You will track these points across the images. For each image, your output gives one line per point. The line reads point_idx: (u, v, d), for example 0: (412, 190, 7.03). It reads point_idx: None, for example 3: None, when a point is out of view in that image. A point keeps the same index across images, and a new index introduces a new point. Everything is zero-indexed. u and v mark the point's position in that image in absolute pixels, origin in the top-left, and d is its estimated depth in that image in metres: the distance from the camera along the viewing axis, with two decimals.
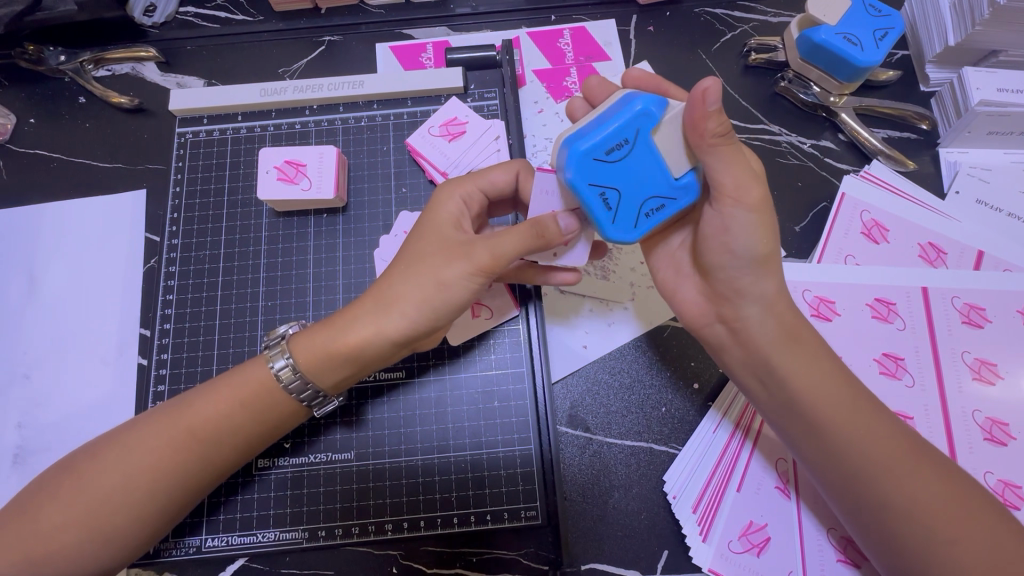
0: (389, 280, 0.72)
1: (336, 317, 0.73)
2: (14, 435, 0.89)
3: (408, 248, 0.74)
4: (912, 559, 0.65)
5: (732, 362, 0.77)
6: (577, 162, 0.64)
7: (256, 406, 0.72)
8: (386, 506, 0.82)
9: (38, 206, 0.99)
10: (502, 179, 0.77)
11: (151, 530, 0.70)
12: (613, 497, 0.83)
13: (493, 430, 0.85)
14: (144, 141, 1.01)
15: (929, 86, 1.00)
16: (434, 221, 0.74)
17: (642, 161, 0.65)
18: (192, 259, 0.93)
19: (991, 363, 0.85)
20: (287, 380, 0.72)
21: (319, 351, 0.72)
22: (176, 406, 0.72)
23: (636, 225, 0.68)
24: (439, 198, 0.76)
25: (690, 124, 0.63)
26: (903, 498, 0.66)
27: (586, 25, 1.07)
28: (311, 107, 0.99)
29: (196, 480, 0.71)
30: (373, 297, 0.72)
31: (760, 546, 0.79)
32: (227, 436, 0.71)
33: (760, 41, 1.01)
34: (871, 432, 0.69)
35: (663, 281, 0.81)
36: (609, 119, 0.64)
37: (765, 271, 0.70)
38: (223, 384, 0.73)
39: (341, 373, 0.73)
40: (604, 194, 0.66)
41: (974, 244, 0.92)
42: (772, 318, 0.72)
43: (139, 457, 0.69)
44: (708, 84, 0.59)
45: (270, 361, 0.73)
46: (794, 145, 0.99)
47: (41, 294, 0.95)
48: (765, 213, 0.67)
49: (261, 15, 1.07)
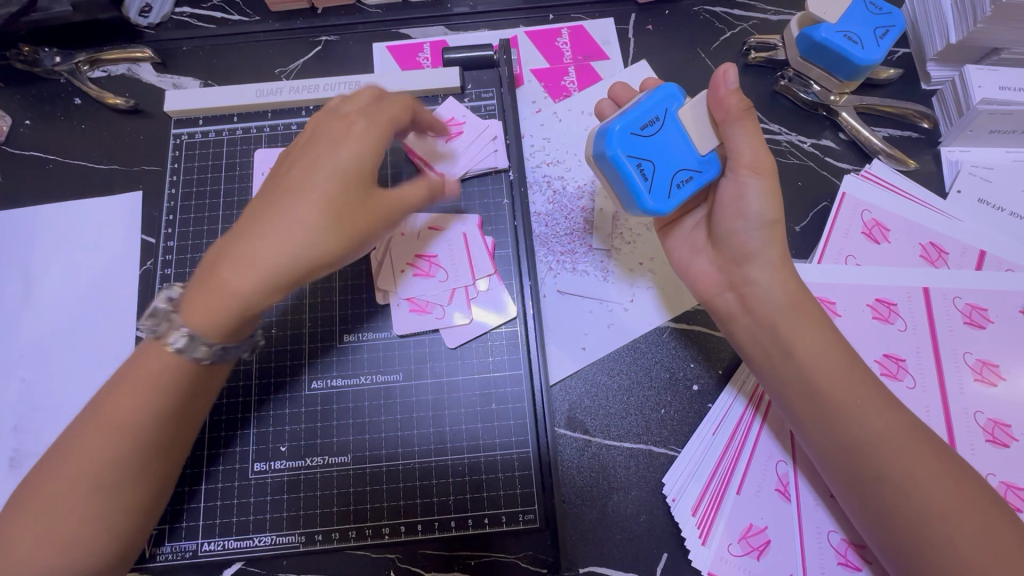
0: (290, 227, 0.64)
1: (220, 274, 0.63)
2: (10, 438, 0.89)
3: (313, 194, 0.65)
4: (907, 536, 0.64)
5: (740, 331, 0.78)
6: (616, 135, 0.72)
7: (184, 382, 0.67)
8: (384, 508, 0.82)
9: (35, 207, 0.98)
10: (400, 107, 0.76)
11: (118, 529, 0.66)
12: (612, 501, 0.83)
13: (491, 433, 0.84)
14: (139, 142, 1.01)
15: (930, 84, 0.99)
16: (341, 162, 0.68)
17: (672, 136, 0.73)
18: (187, 261, 0.93)
19: (993, 364, 0.84)
20: (191, 351, 0.65)
21: (215, 314, 0.63)
22: (91, 411, 0.66)
23: (670, 194, 0.72)
24: (339, 144, 0.69)
25: (713, 103, 0.71)
26: (908, 484, 0.65)
27: (584, 24, 1.06)
28: (308, 108, 0.98)
29: (144, 470, 0.66)
30: (272, 249, 0.63)
31: (760, 548, 0.78)
32: (153, 420, 0.66)
33: (759, 39, 1.00)
34: (872, 407, 0.69)
35: (679, 259, 0.84)
36: (644, 100, 0.73)
37: (773, 236, 0.75)
38: (129, 376, 0.67)
39: (236, 325, 0.65)
40: (641, 165, 0.72)
41: (976, 244, 0.91)
42: (781, 282, 0.75)
43: (75, 463, 0.64)
44: (726, 64, 0.69)
45: (167, 341, 0.65)
46: (794, 144, 0.98)
47: (38, 296, 0.95)
48: (775, 181, 0.73)
49: (257, 15, 1.06)
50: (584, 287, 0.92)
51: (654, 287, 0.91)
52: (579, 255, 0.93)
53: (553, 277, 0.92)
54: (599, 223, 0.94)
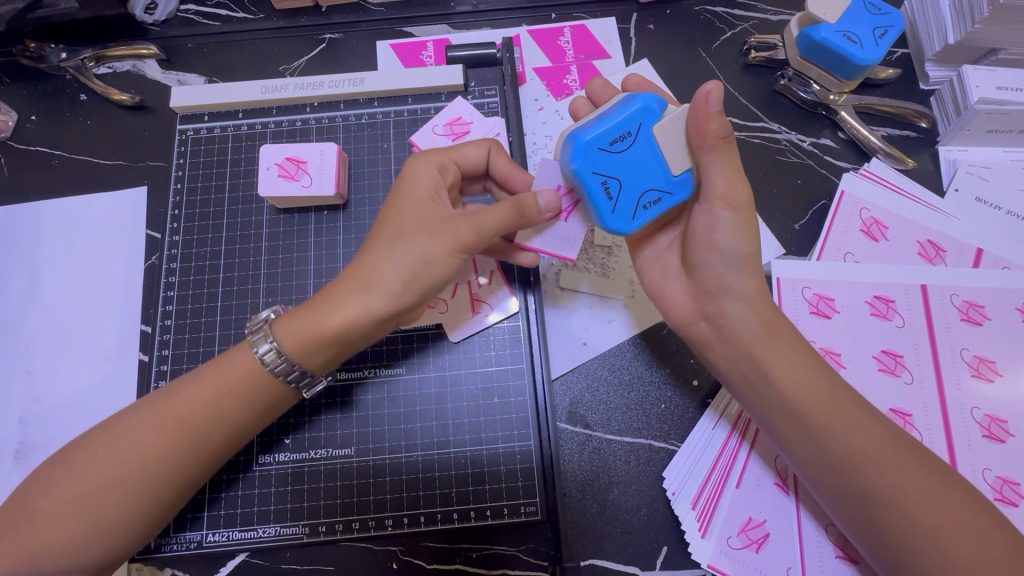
0: (368, 257, 0.71)
1: (315, 302, 0.72)
2: (15, 430, 0.90)
3: (387, 225, 0.73)
4: (894, 542, 0.66)
5: (717, 359, 0.78)
6: (583, 148, 0.67)
7: (248, 390, 0.72)
8: (386, 501, 0.82)
9: (40, 202, 0.99)
10: (475, 151, 0.79)
11: (161, 510, 0.70)
12: (612, 494, 0.84)
13: (493, 426, 0.85)
14: (145, 138, 1.02)
15: (929, 84, 1.00)
16: (406, 194, 0.74)
17: (643, 153, 0.69)
18: (193, 256, 0.93)
19: (989, 360, 0.85)
20: (272, 364, 0.71)
21: (299, 334, 0.70)
22: (164, 396, 0.72)
23: (633, 216, 0.70)
24: (415, 163, 0.77)
25: (691, 125, 0.67)
26: (889, 492, 0.66)
27: (587, 23, 1.07)
28: (312, 104, 0.99)
29: (183, 472, 0.70)
30: (353, 282, 0.70)
31: (759, 542, 0.79)
32: (219, 422, 0.71)
33: (760, 38, 1.01)
34: (854, 423, 0.70)
35: (651, 282, 0.83)
36: (617, 112, 0.68)
37: (750, 269, 0.74)
38: (210, 370, 0.73)
39: (321, 357, 0.71)
40: (606, 183, 0.69)
41: (974, 242, 0.92)
42: (755, 313, 0.74)
43: (129, 446, 0.68)
44: (710, 86, 0.63)
45: (253, 346, 0.72)
46: (794, 143, 0.99)
47: (43, 291, 0.95)
48: (749, 216, 0.72)
49: (262, 12, 1.07)
50: (586, 283, 0.93)
51: None
52: (580, 252, 0.94)
53: (555, 273, 0.93)
54: None
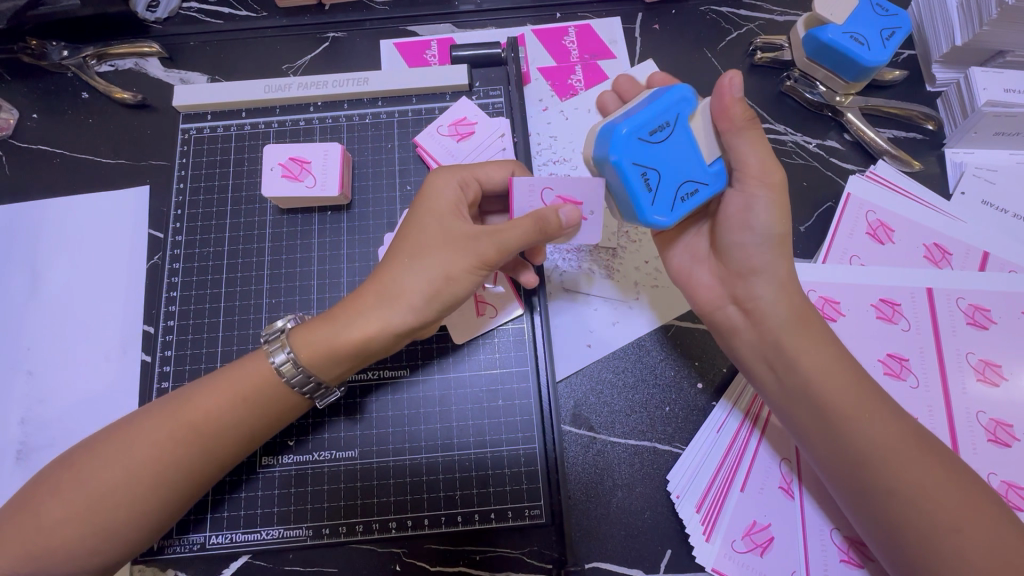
0: (389, 271, 0.72)
1: (335, 311, 0.72)
2: (16, 430, 0.89)
3: (407, 239, 0.73)
4: (910, 542, 0.65)
5: (742, 346, 0.78)
6: (622, 139, 0.67)
7: (263, 400, 0.72)
8: (390, 503, 0.82)
9: (42, 201, 0.99)
10: (499, 172, 0.78)
11: (167, 515, 0.70)
12: (616, 497, 0.83)
13: (497, 429, 0.85)
14: (147, 137, 1.01)
15: (935, 86, 1.00)
16: (428, 211, 0.75)
17: (680, 144, 0.69)
18: (195, 255, 0.93)
19: (995, 364, 0.85)
20: (288, 374, 0.71)
21: (318, 348, 0.71)
22: (177, 400, 0.71)
23: (672, 208, 0.69)
24: (436, 184, 0.76)
25: (717, 114, 0.68)
26: (909, 490, 0.66)
27: (591, 23, 1.06)
28: (316, 104, 0.99)
29: (190, 482, 0.70)
30: (376, 298, 0.71)
31: (763, 545, 0.79)
32: (230, 432, 0.71)
33: (766, 39, 1.01)
34: (877, 422, 0.69)
35: (679, 268, 0.83)
36: (653, 102, 0.68)
37: (780, 251, 0.74)
38: (224, 377, 0.72)
39: (339, 369, 0.72)
40: (646, 174, 0.68)
41: (980, 246, 0.92)
42: (785, 298, 0.74)
43: (138, 452, 0.68)
44: (731, 72, 0.66)
45: (270, 356, 0.72)
46: (799, 145, 0.99)
47: (45, 290, 0.95)
48: (783, 195, 0.72)
49: (265, 11, 1.06)
50: (591, 286, 0.92)
51: (659, 286, 0.92)
52: (584, 255, 0.94)
53: (559, 275, 0.93)
54: (606, 222, 0.95)
